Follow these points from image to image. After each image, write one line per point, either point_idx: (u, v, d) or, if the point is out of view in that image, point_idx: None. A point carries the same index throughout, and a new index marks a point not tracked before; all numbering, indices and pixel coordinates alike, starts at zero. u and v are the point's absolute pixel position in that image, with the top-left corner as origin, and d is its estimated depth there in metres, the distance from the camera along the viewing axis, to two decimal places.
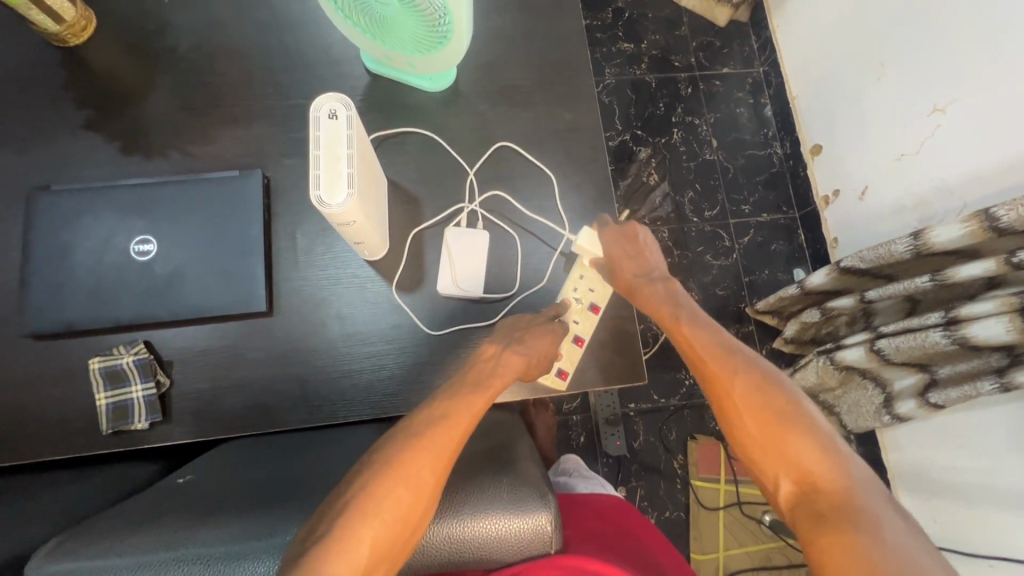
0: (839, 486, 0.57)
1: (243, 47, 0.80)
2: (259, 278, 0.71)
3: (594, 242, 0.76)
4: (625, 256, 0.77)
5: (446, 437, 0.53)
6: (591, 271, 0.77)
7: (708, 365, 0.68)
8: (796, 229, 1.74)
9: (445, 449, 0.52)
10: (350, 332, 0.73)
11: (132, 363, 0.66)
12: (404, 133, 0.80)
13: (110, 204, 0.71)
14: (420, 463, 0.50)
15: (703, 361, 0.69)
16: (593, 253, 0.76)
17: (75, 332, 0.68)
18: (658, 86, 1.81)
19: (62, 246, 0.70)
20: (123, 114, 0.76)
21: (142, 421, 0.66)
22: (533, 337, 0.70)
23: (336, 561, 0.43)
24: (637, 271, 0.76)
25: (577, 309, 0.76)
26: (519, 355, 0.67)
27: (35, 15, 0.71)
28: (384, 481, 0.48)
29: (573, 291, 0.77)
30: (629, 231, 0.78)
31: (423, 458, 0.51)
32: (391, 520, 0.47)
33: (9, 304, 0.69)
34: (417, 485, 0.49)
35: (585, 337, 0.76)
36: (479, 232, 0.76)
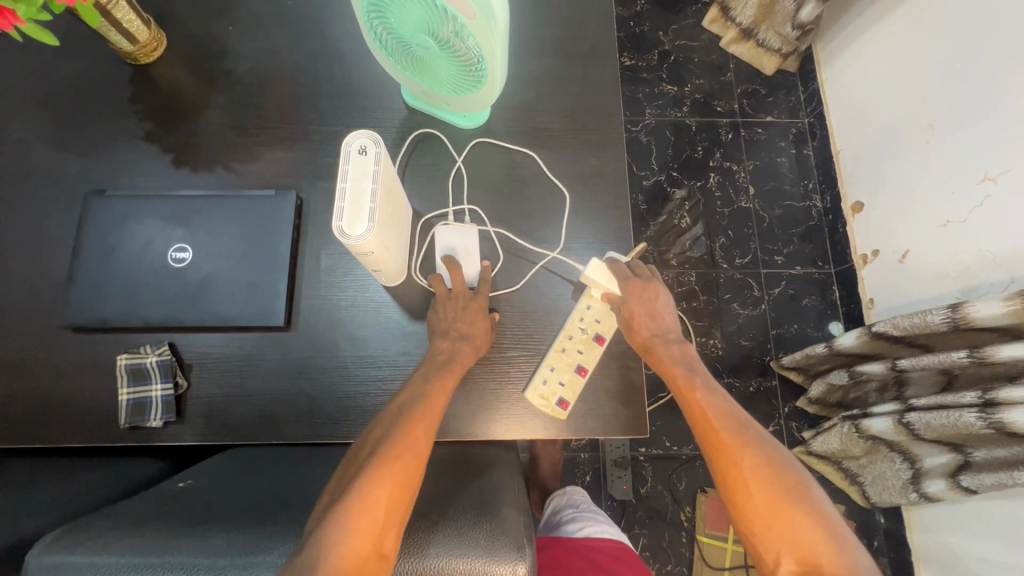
0: (843, 570, 0.56)
1: (293, 75, 0.85)
2: (281, 294, 0.74)
3: (604, 276, 0.75)
4: (642, 312, 0.74)
5: (432, 411, 0.61)
6: (598, 303, 0.77)
7: (716, 430, 0.67)
8: (831, 285, 1.68)
9: (431, 417, 0.60)
10: (361, 353, 0.75)
11: (155, 363, 0.70)
12: (415, 139, 0.83)
13: (156, 212, 0.76)
14: (415, 432, 0.57)
15: (714, 426, 0.68)
16: (604, 288, 0.75)
17: (109, 326, 0.73)
18: (698, 129, 1.80)
19: (108, 246, 0.75)
20: (177, 129, 0.82)
21: (157, 419, 0.70)
22: (468, 325, 0.71)
23: (354, 514, 0.49)
24: (654, 330, 0.74)
25: (581, 337, 0.75)
26: (463, 343, 0.70)
27: (111, 34, 0.78)
28: (385, 452, 0.54)
29: (579, 320, 0.76)
30: (654, 288, 0.75)
31: (412, 425, 0.58)
32: (401, 479, 0.53)
33: (55, 296, 0.75)
34: (416, 449, 0.56)
35: (588, 367, 0.74)
36: (467, 228, 0.77)
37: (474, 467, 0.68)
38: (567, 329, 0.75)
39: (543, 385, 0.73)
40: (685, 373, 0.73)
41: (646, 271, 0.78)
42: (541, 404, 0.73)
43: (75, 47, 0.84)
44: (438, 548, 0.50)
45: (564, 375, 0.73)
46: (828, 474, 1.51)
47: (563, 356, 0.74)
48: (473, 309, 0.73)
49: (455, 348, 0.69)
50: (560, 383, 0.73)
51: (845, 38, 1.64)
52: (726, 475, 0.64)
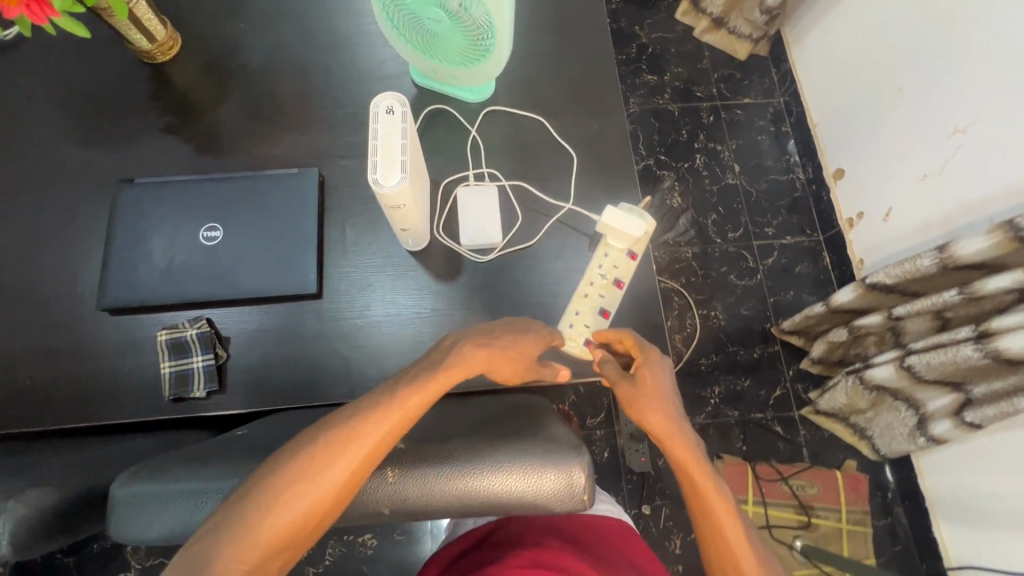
0: None
1: (305, 64, 0.90)
2: (312, 264, 0.78)
3: (619, 220, 0.78)
4: (651, 396, 0.65)
5: (362, 437, 0.53)
6: (615, 250, 0.80)
7: (690, 473, 0.62)
8: (821, 252, 1.75)
9: (356, 455, 0.52)
10: (391, 317, 0.78)
11: (195, 336, 0.73)
12: (430, 114, 0.87)
13: (185, 196, 0.80)
14: (326, 470, 0.51)
15: (715, 529, 0.60)
16: (615, 230, 0.78)
17: (146, 307, 0.76)
18: (681, 114, 1.88)
19: (139, 231, 0.78)
20: (197, 121, 0.86)
21: (201, 390, 0.72)
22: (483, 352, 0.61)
23: (235, 537, 0.48)
24: (662, 410, 0.64)
25: (601, 283, 0.78)
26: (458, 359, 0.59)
27: (129, 33, 0.82)
28: (305, 470, 0.51)
29: (598, 267, 0.79)
30: (654, 360, 0.67)
31: (328, 462, 0.52)
32: (294, 518, 0.50)
33: (91, 282, 0.77)
34: (322, 485, 0.51)
35: (611, 310, 0.77)
36: (486, 188, 0.82)
37: (512, 408, 0.72)
38: (588, 275, 0.79)
39: (570, 328, 0.77)
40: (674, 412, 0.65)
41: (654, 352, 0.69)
42: (569, 345, 0.77)
43: (94, 52, 0.87)
44: (493, 457, 0.55)
45: (589, 318, 0.77)
46: (836, 432, 1.56)
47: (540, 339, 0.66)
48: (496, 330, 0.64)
49: (455, 355, 0.59)
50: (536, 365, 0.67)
51: (810, 19, 1.74)
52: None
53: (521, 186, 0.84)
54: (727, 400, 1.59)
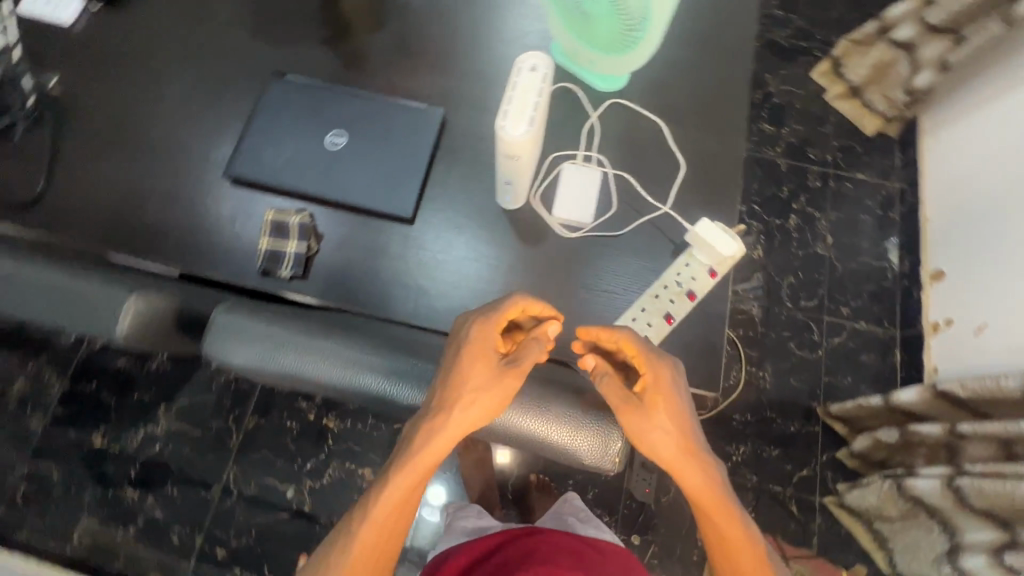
0: None
1: (458, 15, 0.96)
2: (413, 192, 0.83)
3: (709, 233, 0.80)
4: (663, 426, 0.65)
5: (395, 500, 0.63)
6: (698, 262, 0.81)
7: (705, 500, 0.66)
8: (894, 349, 1.65)
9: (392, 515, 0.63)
10: (466, 261, 0.82)
11: (297, 224, 0.80)
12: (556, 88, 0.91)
13: (324, 102, 0.87)
14: (376, 531, 0.63)
15: (726, 543, 0.66)
16: (707, 243, 0.80)
17: (262, 187, 0.83)
18: (787, 171, 1.83)
19: (277, 120, 0.86)
20: (351, 40, 0.94)
21: (287, 271, 0.79)
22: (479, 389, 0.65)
23: None
24: (675, 441, 0.65)
25: (675, 290, 0.79)
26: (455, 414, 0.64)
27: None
28: (359, 536, 0.62)
29: (676, 274, 0.80)
30: (664, 381, 0.67)
31: (374, 528, 0.63)
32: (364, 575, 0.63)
33: (224, 152, 0.86)
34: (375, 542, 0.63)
35: (676, 317, 0.78)
36: (592, 170, 0.85)
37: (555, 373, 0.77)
38: (664, 279, 0.80)
39: (632, 322, 0.78)
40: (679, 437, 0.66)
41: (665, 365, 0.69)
42: None
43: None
44: (542, 411, 0.69)
45: (652, 317, 0.78)
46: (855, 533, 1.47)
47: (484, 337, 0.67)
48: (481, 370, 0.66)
49: (454, 406, 0.64)
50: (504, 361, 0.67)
51: (955, 112, 1.66)
52: None
53: (622, 178, 0.86)
54: (750, 463, 1.53)
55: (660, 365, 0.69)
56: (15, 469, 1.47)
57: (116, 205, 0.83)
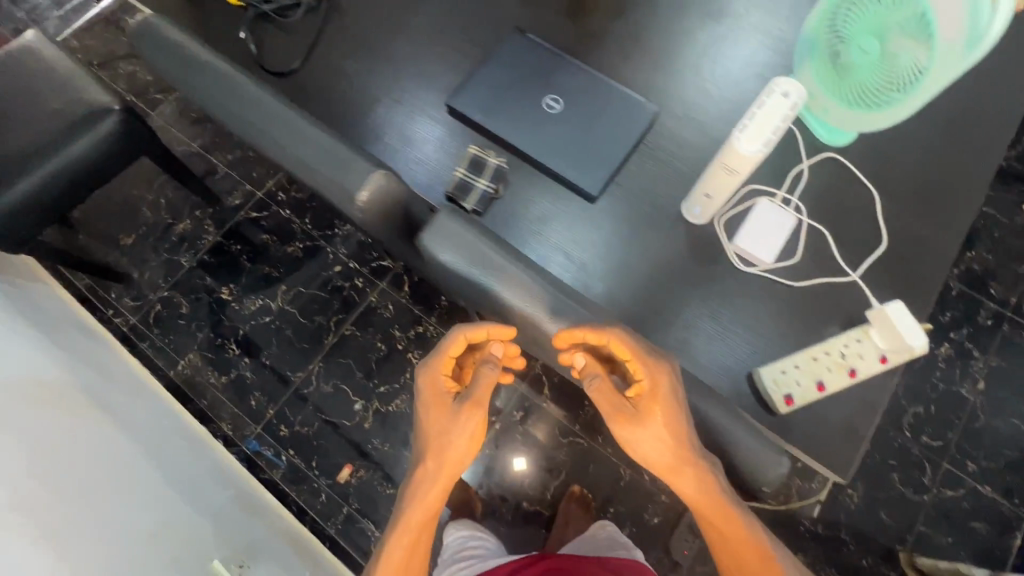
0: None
1: (700, 26, 0.96)
2: (605, 175, 0.86)
3: (897, 316, 0.74)
4: (656, 437, 0.68)
5: (421, 502, 0.81)
6: (871, 341, 0.75)
7: (692, 497, 0.72)
8: (1013, 529, 1.43)
9: (422, 510, 0.82)
10: (628, 257, 0.84)
11: (494, 166, 0.85)
12: None
13: (552, 66, 0.92)
14: (412, 523, 0.82)
15: (714, 522, 0.73)
16: (890, 325, 0.74)
17: (472, 123, 0.89)
18: (958, 295, 1.61)
19: (506, 69, 0.91)
20: (593, 17, 0.97)
21: (470, 204, 0.84)
22: (458, 416, 0.80)
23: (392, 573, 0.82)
24: (665, 452, 0.68)
25: (836, 360, 0.74)
26: (443, 437, 0.79)
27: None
28: (401, 533, 0.82)
29: (842, 345, 0.75)
30: (653, 390, 0.68)
31: (410, 524, 0.81)
32: (416, 552, 0.84)
33: (450, 82, 0.93)
34: (416, 529, 0.82)
35: (828, 387, 0.74)
36: (786, 213, 0.82)
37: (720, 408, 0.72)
38: (828, 345, 0.75)
39: (782, 374, 0.74)
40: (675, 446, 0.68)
41: (647, 366, 0.69)
42: (770, 386, 0.74)
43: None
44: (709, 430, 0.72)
45: (805, 377, 0.73)
46: None
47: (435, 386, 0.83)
48: (440, 404, 0.80)
49: (439, 431, 0.80)
50: (455, 403, 0.81)
51: None
52: (717, 546, 0.77)
53: (815, 233, 0.83)
54: None
55: (655, 367, 0.69)
56: (155, 290, 1.68)
57: (349, 99, 0.92)
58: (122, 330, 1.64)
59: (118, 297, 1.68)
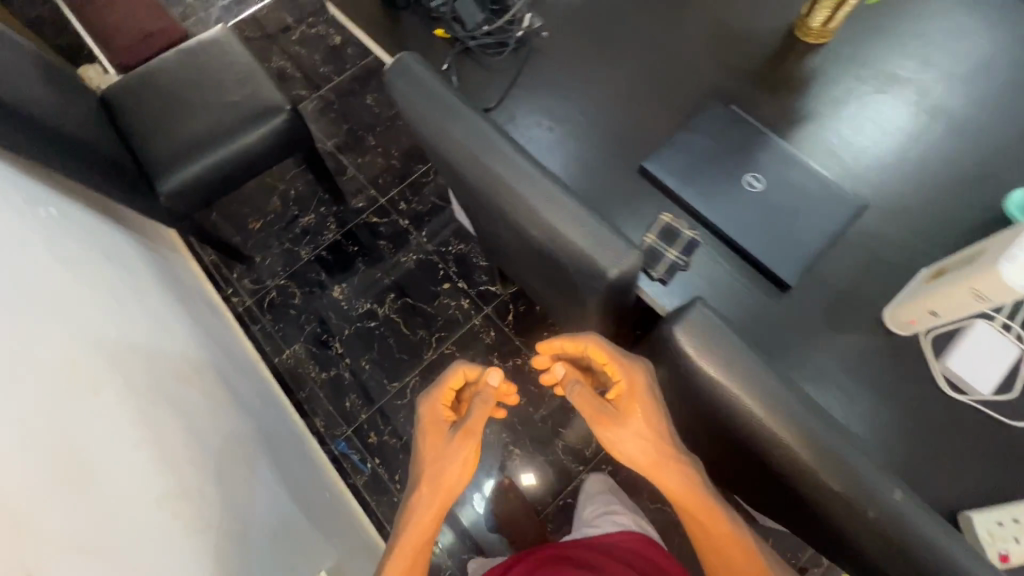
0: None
1: (915, 122, 0.92)
2: (805, 265, 0.81)
3: None
4: (635, 424, 0.75)
5: (417, 529, 0.81)
6: None
7: (673, 487, 0.77)
8: None
9: (417, 537, 0.81)
10: (823, 359, 0.79)
11: (686, 238, 0.82)
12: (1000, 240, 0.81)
13: (755, 142, 0.89)
14: (406, 554, 0.80)
15: (701, 514, 0.77)
16: None
17: (666, 190, 0.87)
18: None
19: (707, 139, 0.89)
20: (798, 100, 0.95)
21: (656, 274, 0.81)
22: (455, 443, 0.82)
23: None
24: (644, 435, 0.75)
25: None
26: (440, 465, 0.81)
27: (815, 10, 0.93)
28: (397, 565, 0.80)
29: None
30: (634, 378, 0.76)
31: (404, 554, 0.80)
32: None
33: (646, 144, 0.92)
34: (411, 559, 0.81)
35: None
36: (1007, 342, 0.76)
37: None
38: None
39: (997, 525, 0.69)
40: (649, 438, 0.75)
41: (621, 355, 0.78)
42: (985, 537, 0.68)
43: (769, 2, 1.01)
44: None
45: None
46: None
47: (432, 415, 0.86)
48: (436, 432, 0.84)
49: (439, 458, 0.81)
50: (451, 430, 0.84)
51: None
52: (711, 546, 0.78)
53: None
54: None
55: (633, 367, 0.76)
56: (274, 277, 1.75)
57: (543, 146, 0.93)
58: (238, 310, 1.71)
59: (239, 278, 1.76)
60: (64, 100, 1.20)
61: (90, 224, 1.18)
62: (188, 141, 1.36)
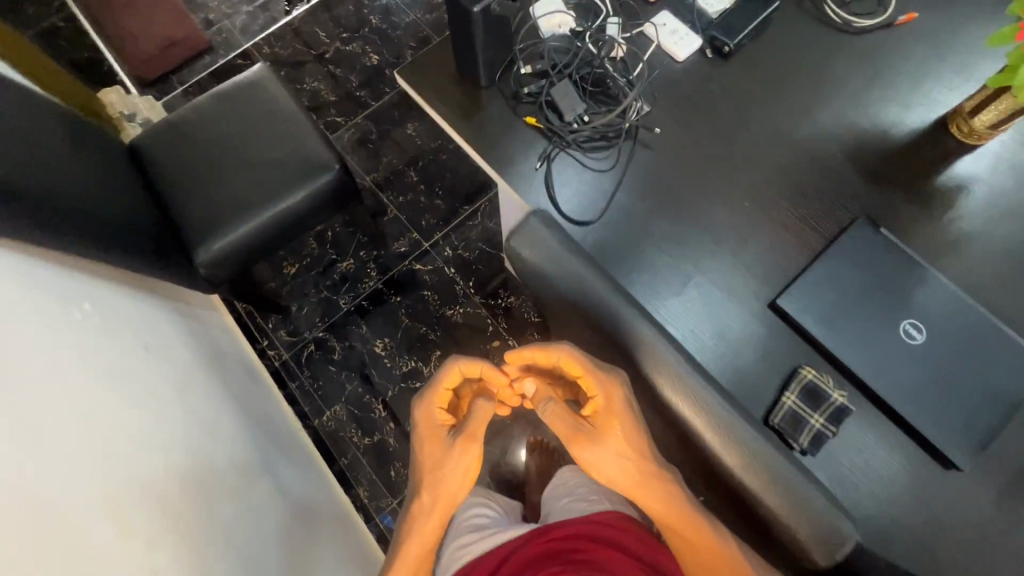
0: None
1: None
2: (975, 441, 0.69)
3: None
4: (612, 430, 0.73)
5: (421, 537, 0.76)
6: None
7: (655, 497, 0.72)
8: None
9: (419, 546, 0.76)
10: (993, 551, 0.68)
11: (835, 403, 0.70)
12: None
13: (912, 277, 0.75)
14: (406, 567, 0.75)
15: (684, 524, 0.72)
16: None
17: (803, 334, 0.76)
18: None
19: (854, 273, 0.76)
20: (957, 220, 0.81)
21: (801, 445, 0.70)
22: (449, 458, 0.75)
23: None
24: (622, 444, 0.73)
25: None
26: (442, 474, 0.75)
27: (986, 104, 0.79)
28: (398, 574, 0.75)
29: None
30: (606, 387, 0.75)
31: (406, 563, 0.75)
32: None
33: (777, 273, 0.79)
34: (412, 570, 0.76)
35: None
36: None
37: None
38: None
39: None
40: (623, 450, 0.72)
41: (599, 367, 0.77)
42: None
43: (907, 97, 0.89)
44: None
45: None
46: None
47: (430, 421, 0.79)
48: (435, 438, 0.78)
49: (441, 466, 0.76)
50: (448, 436, 0.77)
51: None
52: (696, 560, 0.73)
53: None
54: None
55: (610, 381, 0.76)
56: (312, 328, 1.64)
57: (654, 269, 0.81)
58: (274, 364, 1.61)
59: (275, 328, 1.65)
60: (97, 170, 1.08)
61: (135, 320, 1.07)
62: (224, 200, 1.23)
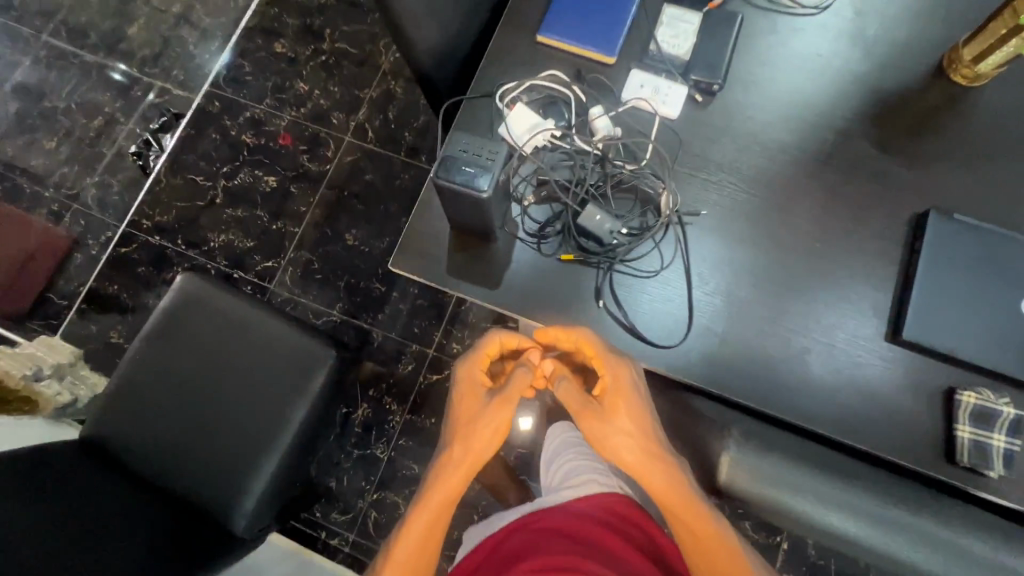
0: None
1: None
2: None
3: None
4: (615, 397, 0.66)
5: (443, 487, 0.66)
6: None
7: (658, 468, 0.63)
8: None
9: (441, 503, 0.65)
10: None
11: (1009, 417, 0.67)
12: None
13: (1006, 253, 0.73)
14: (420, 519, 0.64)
15: (687, 502, 0.62)
16: None
17: (940, 356, 0.71)
18: None
19: (955, 274, 0.73)
20: (1008, 165, 0.78)
21: (998, 472, 0.67)
22: (476, 421, 0.67)
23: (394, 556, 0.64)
24: (623, 406, 0.65)
25: None
26: (471, 435, 0.67)
27: (990, 49, 0.75)
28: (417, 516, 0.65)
29: None
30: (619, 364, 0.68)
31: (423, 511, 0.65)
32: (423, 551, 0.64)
33: (879, 304, 0.75)
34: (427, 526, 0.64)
35: None
36: None
37: None
38: None
39: None
40: (603, 418, 0.65)
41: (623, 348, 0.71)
42: None
43: (901, 56, 0.83)
44: None
45: None
46: None
47: (470, 378, 0.72)
48: (471, 396, 0.71)
49: (475, 421, 0.68)
50: (483, 399, 0.70)
51: None
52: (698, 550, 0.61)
53: None
54: None
55: (620, 362, 0.68)
56: (363, 496, 1.49)
57: (766, 355, 0.74)
58: (346, 551, 1.46)
59: (326, 515, 1.50)
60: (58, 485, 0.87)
61: None
62: (235, 443, 1.05)
